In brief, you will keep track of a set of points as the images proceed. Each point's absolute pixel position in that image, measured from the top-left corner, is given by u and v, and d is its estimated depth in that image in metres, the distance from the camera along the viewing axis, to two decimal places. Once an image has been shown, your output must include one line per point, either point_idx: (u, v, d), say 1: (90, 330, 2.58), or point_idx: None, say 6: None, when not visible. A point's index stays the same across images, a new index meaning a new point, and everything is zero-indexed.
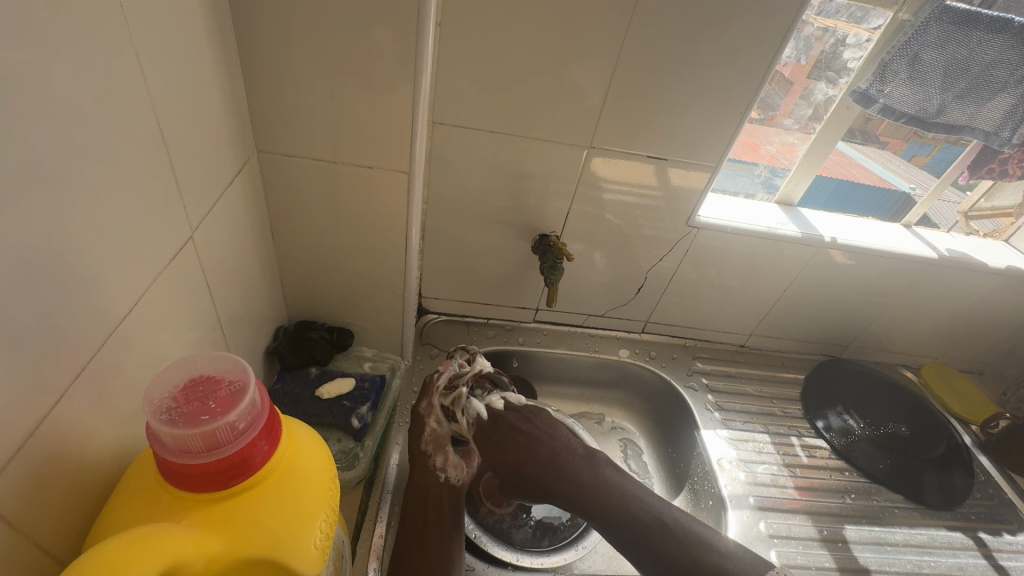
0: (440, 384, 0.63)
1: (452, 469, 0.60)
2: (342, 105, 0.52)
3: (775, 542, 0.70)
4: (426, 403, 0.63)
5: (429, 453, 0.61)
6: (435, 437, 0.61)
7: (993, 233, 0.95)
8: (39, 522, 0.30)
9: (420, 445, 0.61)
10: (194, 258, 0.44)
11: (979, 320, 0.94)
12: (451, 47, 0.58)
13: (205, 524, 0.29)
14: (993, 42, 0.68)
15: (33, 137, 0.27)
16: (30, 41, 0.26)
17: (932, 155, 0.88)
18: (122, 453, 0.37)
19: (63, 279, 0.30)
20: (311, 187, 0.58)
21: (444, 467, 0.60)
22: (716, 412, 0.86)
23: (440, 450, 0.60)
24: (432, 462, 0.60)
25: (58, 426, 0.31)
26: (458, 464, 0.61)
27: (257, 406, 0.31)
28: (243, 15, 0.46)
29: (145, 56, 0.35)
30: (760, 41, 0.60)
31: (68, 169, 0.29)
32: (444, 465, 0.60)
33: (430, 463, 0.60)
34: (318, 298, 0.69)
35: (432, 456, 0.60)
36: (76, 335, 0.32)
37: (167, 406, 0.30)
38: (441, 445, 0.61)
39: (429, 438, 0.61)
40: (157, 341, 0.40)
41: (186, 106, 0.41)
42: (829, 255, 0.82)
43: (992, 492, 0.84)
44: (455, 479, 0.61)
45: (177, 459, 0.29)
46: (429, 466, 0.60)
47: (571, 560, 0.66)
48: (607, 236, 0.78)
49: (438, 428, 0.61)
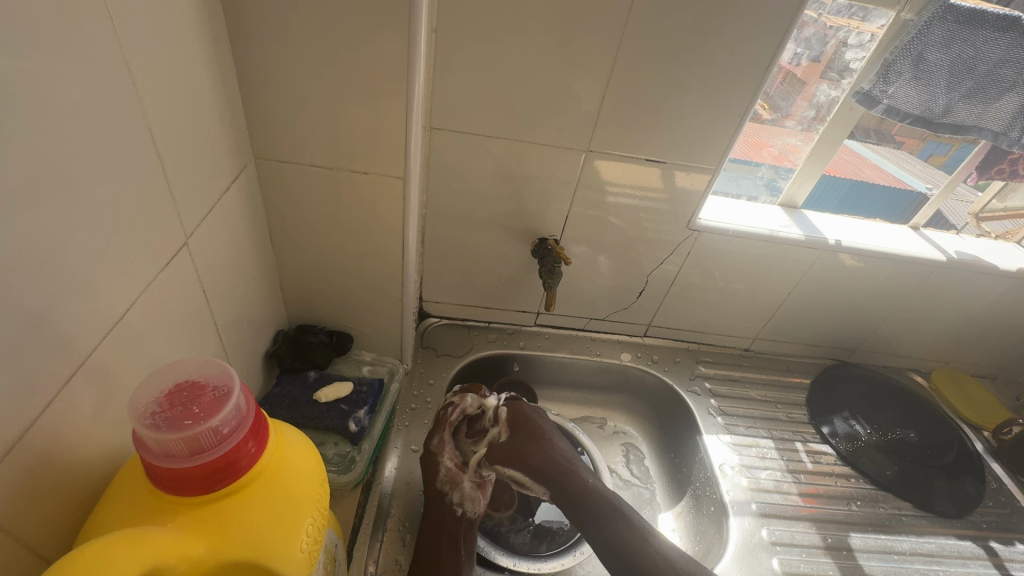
0: (452, 420, 0.67)
1: (468, 502, 0.63)
2: (337, 111, 0.52)
3: (777, 549, 0.69)
4: (437, 439, 0.66)
5: (445, 491, 0.63)
6: (450, 474, 0.64)
7: (1006, 234, 0.92)
8: (30, 523, 0.30)
9: (434, 484, 0.63)
10: (190, 263, 0.45)
11: (991, 324, 0.92)
12: (447, 51, 0.59)
13: (189, 528, 0.30)
14: (1000, 41, 0.66)
15: (22, 146, 0.27)
16: (22, 52, 0.27)
17: (949, 155, 0.85)
18: (116, 456, 0.37)
19: (55, 285, 0.31)
20: (308, 193, 0.59)
21: (461, 500, 0.63)
22: (719, 417, 0.85)
23: (456, 487, 0.63)
24: (449, 499, 0.62)
25: (51, 428, 0.31)
26: (474, 496, 0.64)
27: (241, 410, 0.32)
28: (239, 23, 0.47)
29: (140, 64, 0.36)
30: (761, 39, 0.59)
31: (59, 176, 0.30)
32: (460, 499, 0.62)
33: (446, 499, 0.62)
34: (318, 302, 0.70)
35: (449, 493, 0.62)
36: (70, 339, 0.32)
37: (153, 410, 0.30)
38: (456, 480, 0.63)
39: (444, 476, 0.63)
40: (153, 345, 0.41)
41: (180, 113, 0.42)
42: (836, 258, 0.81)
43: (1004, 500, 0.82)
44: (471, 511, 0.63)
45: (161, 462, 0.29)
46: (445, 504, 0.62)
47: (570, 566, 0.66)
48: (609, 239, 0.77)
49: (452, 466, 0.64)
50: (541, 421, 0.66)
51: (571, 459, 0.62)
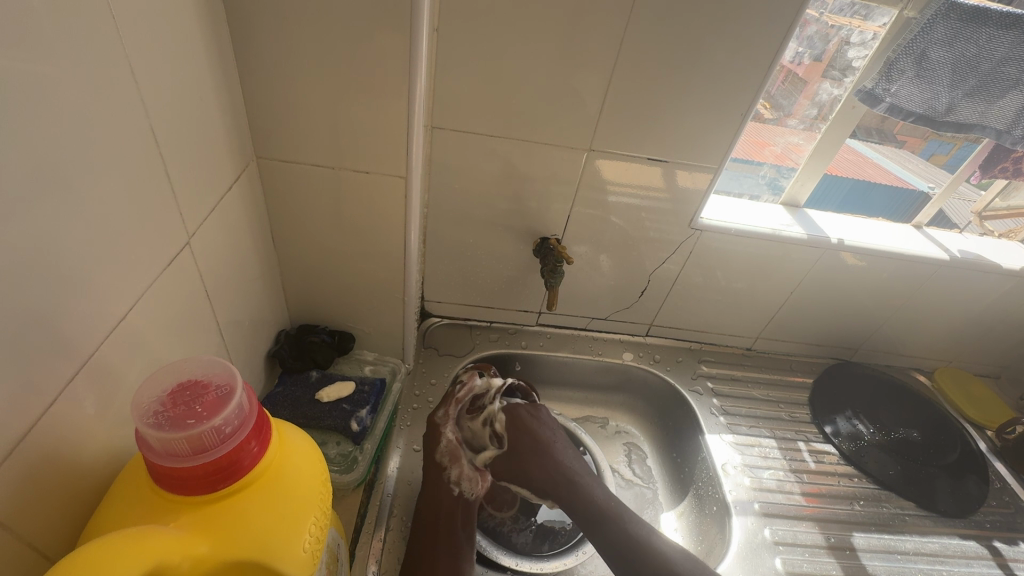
0: (461, 398, 0.69)
1: (466, 482, 0.63)
2: (339, 110, 0.52)
3: (780, 549, 0.69)
4: (443, 412, 0.68)
5: (445, 464, 0.63)
6: (451, 448, 0.64)
7: (1008, 233, 0.92)
8: (33, 522, 0.30)
9: (435, 456, 0.64)
10: (191, 263, 0.45)
11: (993, 323, 0.92)
12: (448, 51, 0.59)
13: (191, 527, 0.29)
14: (1003, 39, 0.66)
15: (24, 146, 0.27)
16: (24, 52, 0.27)
17: (951, 154, 0.85)
18: (118, 455, 0.37)
19: (57, 285, 0.31)
20: (310, 193, 0.59)
21: (459, 479, 0.62)
22: (721, 416, 0.85)
23: (455, 463, 0.63)
24: (447, 473, 0.62)
25: (54, 428, 0.31)
26: (473, 478, 0.63)
27: (244, 409, 0.32)
28: (240, 23, 0.47)
29: (141, 64, 0.36)
30: (763, 37, 0.59)
31: (61, 176, 0.30)
32: (458, 477, 0.62)
33: (444, 474, 0.62)
34: (320, 302, 0.70)
35: (447, 467, 0.63)
36: (72, 339, 0.32)
37: (155, 410, 0.30)
38: (456, 455, 0.64)
39: (445, 449, 0.64)
40: (155, 345, 0.41)
41: (182, 112, 0.42)
42: (839, 257, 0.80)
43: (1008, 500, 0.82)
44: (469, 493, 0.62)
45: (164, 462, 0.29)
46: (443, 478, 0.62)
47: (573, 566, 0.66)
48: (611, 238, 0.77)
49: (453, 439, 0.65)
50: (546, 429, 0.66)
51: (578, 469, 0.63)
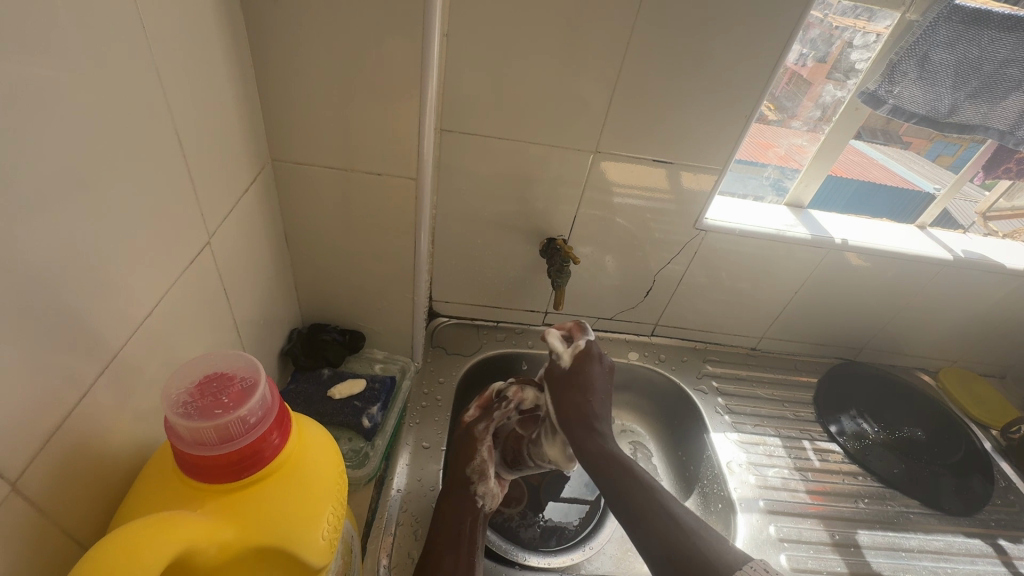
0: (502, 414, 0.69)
1: (491, 498, 0.64)
2: (351, 114, 0.54)
3: (785, 545, 0.70)
4: (484, 426, 0.67)
5: (474, 480, 0.63)
6: (481, 466, 0.65)
7: (1014, 233, 0.92)
8: (67, 508, 0.32)
9: (465, 471, 0.64)
10: (210, 262, 0.46)
11: (998, 323, 0.92)
12: (457, 56, 0.60)
13: (218, 513, 0.31)
14: (1005, 41, 0.66)
15: (60, 151, 0.29)
16: (59, 63, 0.28)
17: (958, 155, 0.85)
18: (143, 447, 0.39)
19: (86, 283, 0.32)
20: (323, 195, 0.60)
21: (484, 494, 0.63)
22: (726, 415, 0.86)
23: (483, 480, 0.64)
24: (475, 489, 0.63)
25: (84, 420, 0.33)
26: (494, 494, 0.65)
27: (267, 401, 0.33)
28: (257, 30, 0.48)
29: (164, 71, 0.38)
30: (767, 40, 0.60)
31: (92, 178, 0.32)
32: (484, 493, 0.63)
33: (471, 488, 0.63)
34: (331, 302, 0.71)
35: (476, 484, 0.63)
36: (102, 334, 0.34)
37: (184, 400, 0.32)
38: (485, 473, 0.64)
39: (476, 467, 0.64)
40: (177, 341, 0.42)
41: (202, 117, 0.43)
42: (843, 257, 0.81)
43: (1013, 499, 0.82)
44: (489, 506, 0.64)
45: (192, 450, 0.30)
46: (469, 491, 0.62)
47: (579, 561, 0.67)
48: (617, 239, 0.78)
49: (486, 459, 0.65)
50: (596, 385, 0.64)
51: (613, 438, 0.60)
